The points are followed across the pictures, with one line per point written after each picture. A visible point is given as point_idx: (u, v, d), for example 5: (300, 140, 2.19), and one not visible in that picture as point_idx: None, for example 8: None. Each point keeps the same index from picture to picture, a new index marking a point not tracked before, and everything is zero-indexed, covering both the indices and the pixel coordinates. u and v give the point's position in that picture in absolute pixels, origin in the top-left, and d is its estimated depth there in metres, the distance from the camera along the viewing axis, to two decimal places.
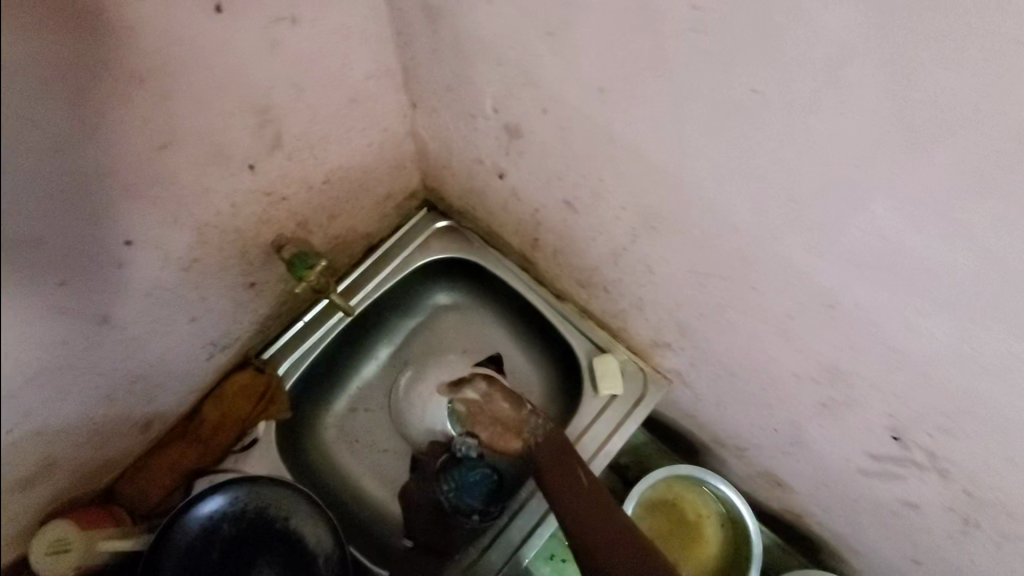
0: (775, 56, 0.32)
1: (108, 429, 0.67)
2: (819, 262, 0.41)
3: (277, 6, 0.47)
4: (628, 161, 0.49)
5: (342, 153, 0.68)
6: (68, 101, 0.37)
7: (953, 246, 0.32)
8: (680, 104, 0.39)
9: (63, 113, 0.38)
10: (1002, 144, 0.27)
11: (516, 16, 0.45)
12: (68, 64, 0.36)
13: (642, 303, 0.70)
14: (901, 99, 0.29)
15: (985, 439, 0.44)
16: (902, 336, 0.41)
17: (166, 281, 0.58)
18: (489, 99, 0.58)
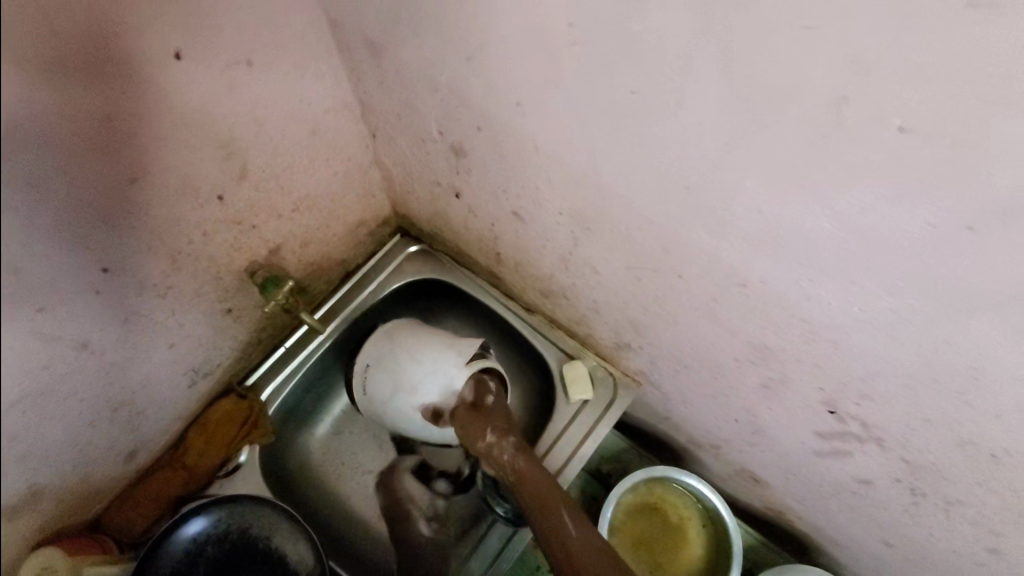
0: (637, 59, 0.37)
1: (94, 457, 0.70)
2: (722, 243, 0.45)
3: (233, 50, 0.53)
4: (553, 166, 0.54)
5: (308, 183, 0.73)
6: (42, 141, 0.42)
7: (815, 213, 0.37)
8: (581, 109, 0.45)
9: (40, 154, 0.42)
10: (817, 116, 0.31)
11: (441, 46, 0.51)
12: (43, 107, 0.41)
13: (597, 305, 0.74)
14: (733, 88, 0.34)
15: (899, 400, 0.47)
16: (805, 306, 0.45)
17: (144, 307, 0.62)
18: (434, 123, 0.64)
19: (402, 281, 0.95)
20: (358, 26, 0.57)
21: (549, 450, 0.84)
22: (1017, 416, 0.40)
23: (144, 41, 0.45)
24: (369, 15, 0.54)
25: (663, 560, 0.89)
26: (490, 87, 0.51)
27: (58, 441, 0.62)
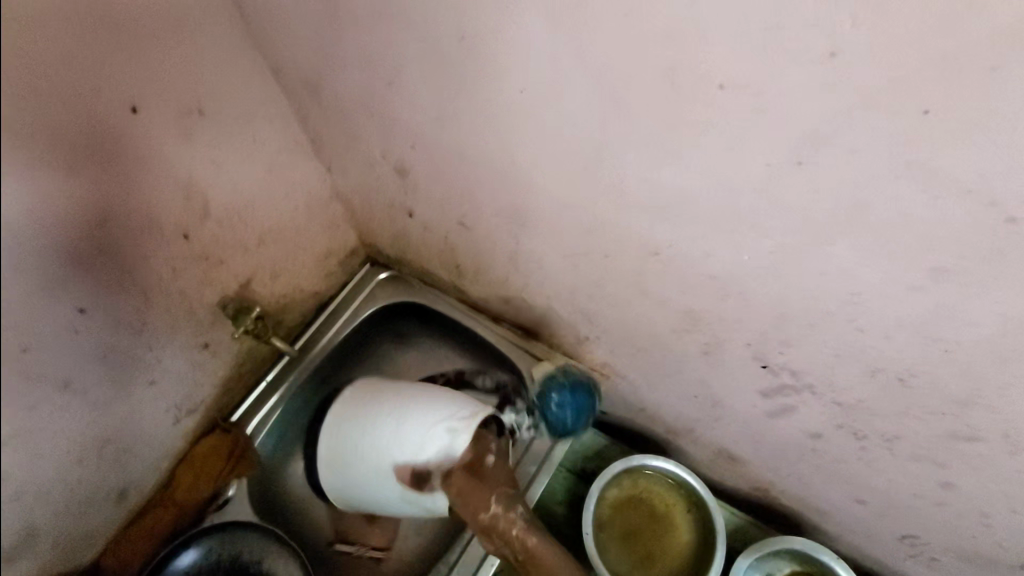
0: (516, 58, 0.44)
1: (86, 500, 0.71)
2: (626, 214, 0.51)
3: (187, 101, 0.59)
4: (478, 169, 0.60)
5: (271, 218, 0.78)
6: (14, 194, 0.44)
7: (682, 172, 0.43)
8: (487, 111, 0.51)
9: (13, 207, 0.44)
10: (659, 84, 0.38)
11: (368, 77, 0.58)
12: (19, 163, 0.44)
13: (551, 301, 0.78)
14: (592, 70, 0.40)
15: (809, 341, 0.52)
16: (707, 262, 0.50)
17: (121, 344, 0.65)
18: (377, 148, 0.70)
19: (376, 306, 1.00)
20: (296, 68, 0.64)
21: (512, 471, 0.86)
22: (901, 331, 0.44)
23: (103, 94, 0.51)
24: (303, 58, 0.62)
25: (655, 550, 0.90)
26: (414, 104, 0.57)
27: (45, 481, 0.64)
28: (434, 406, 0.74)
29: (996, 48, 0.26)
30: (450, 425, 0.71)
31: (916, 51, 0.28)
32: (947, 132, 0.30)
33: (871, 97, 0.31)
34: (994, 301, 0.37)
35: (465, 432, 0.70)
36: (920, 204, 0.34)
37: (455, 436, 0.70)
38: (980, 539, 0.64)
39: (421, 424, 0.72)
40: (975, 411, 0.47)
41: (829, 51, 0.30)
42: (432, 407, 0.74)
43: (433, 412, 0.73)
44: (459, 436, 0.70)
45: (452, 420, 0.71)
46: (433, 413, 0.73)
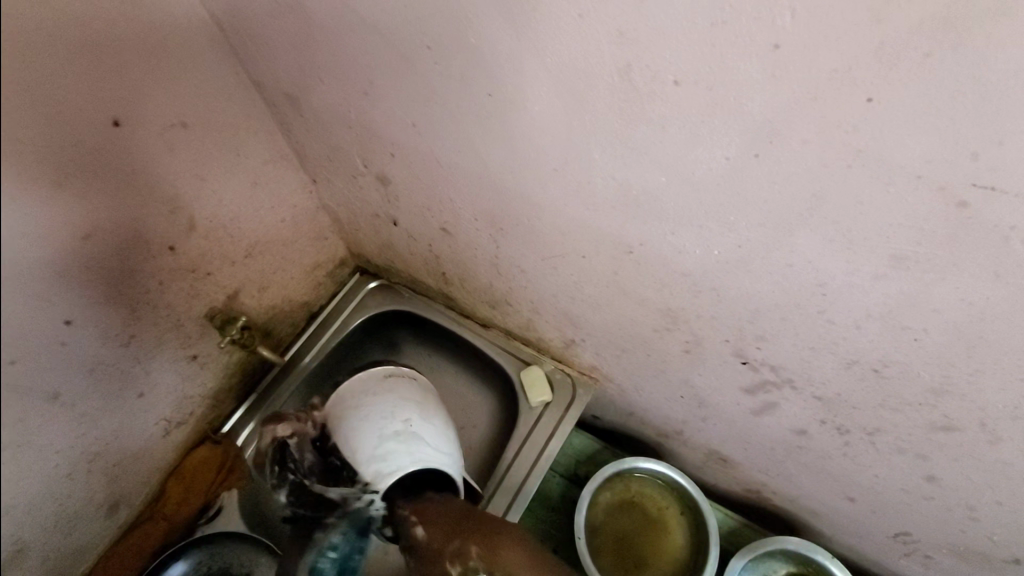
0: (485, 63, 0.45)
1: (74, 514, 0.70)
2: (597, 214, 0.51)
3: (168, 115, 0.59)
4: (454, 174, 0.61)
5: (258, 229, 0.79)
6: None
7: (650, 168, 0.43)
8: (460, 117, 0.52)
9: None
10: (620, 85, 0.39)
11: (345, 88, 0.60)
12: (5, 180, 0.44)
13: (536, 305, 0.78)
14: (556, 74, 0.41)
15: (783, 334, 0.52)
16: (679, 259, 0.50)
17: (110, 357, 0.65)
18: (358, 158, 0.72)
19: (366, 315, 1.00)
20: (277, 82, 0.66)
21: (504, 476, 0.85)
22: (870, 322, 0.44)
23: (87, 110, 0.51)
24: (282, 72, 0.63)
25: (649, 555, 0.90)
26: (390, 114, 0.59)
27: (33, 496, 0.63)
28: (363, 453, 0.69)
29: (927, 36, 0.27)
30: (387, 426, 0.70)
31: (854, 42, 0.29)
32: (891, 120, 0.31)
33: (817, 89, 0.32)
34: (952, 287, 0.38)
35: (388, 428, 0.70)
36: (873, 193, 0.35)
37: (398, 411, 0.72)
38: (969, 533, 0.64)
39: (396, 467, 0.68)
40: (949, 400, 0.48)
41: (772, 45, 0.31)
42: (369, 462, 0.69)
43: (379, 464, 0.68)
44: (398, 406, 0.72)
45: (382, 424, 0.70)
46: (374, 459, 0.69)
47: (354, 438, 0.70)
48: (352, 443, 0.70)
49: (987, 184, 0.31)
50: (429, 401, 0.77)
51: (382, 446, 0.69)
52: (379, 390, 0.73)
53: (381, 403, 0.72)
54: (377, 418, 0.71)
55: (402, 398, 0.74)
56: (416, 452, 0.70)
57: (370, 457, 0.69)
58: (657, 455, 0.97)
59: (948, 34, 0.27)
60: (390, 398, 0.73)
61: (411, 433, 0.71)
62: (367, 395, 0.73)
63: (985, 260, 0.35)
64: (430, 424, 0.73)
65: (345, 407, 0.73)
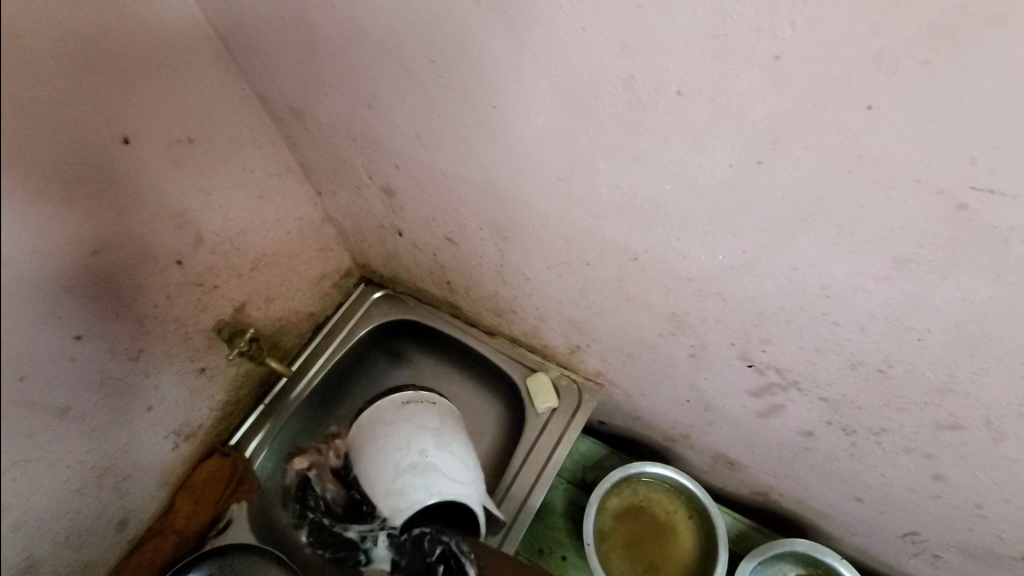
0: (489, 77, 0.46)
1: (84, 529, 0.71)
2: (601, 221, 0.52)
3: (175, 131, 0.60)
4: (458, 184, 0.62)
5: (263, 242, 0.80)
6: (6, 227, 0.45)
7: (654, 176, 0.44)
8: (465, 129, 0.53)
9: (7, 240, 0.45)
10: (623, 95, 0.40)
11: (349, 101, 0.61)
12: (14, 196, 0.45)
13: (541, 312, 0.79)
14: (560, 86, 0.42)
15: (789, 336, 0.52)
16: (684, 264, 0.51)
17: (119, 371, 0.65)
18: (362, 169, 0.72)
19: (371, 326, 1.00)
20: (282, 96, 0.67)
21: (512, 483, 0.85)
22: (874, 322, 0.45)
23: (96, 126, 0.52)
24: (287, 87, 0.65)
25: (658, 559, 0.89)
26: (395, 126, 0.60)
27: (44, 511, 0.63)
28: (382, 487, 0.72)
29: (923, 45, 0.28)
30: (403, 459, 0.72)
31: (852, 51, 0.30)
32: (891, 127, 0.32)
33: (818, 96, 0.33)
34: (954, 288, 0.38)
35: (404, 461, 0.72)
36: (874, 197, 0.36)
37: (415, 441, 0.73)
38: (978, 532, 0.64)
39: (413, 500, 0.70)
40: (954, 399, 0.48)
41: (774, 55, 0.32)
42: (388, 495, 0.72)
43: (396, 498, 0.71)
44: (413, 436, 0.73)
45: (399, 458, 0.72)
46: (392, 493, 0.71)
47: (375, 471, 0.73)
48: (373, 475, 0.73)
49: (986, 186, 0.32)
50: (447, 425, 0.77)
51: (399, 479, 0.71)
52: (396, 420, 0.75)
53: (398, 434, 0.74)
54: (395, 451, 0.73)
55: (419, 426, 0.75)
56: (431, 484, 0.71)
57: (387, 492, 0.72)
58: (664, 459, 0.97)
59: (944, 41, 0.28)
60: (407, 427, 0.74)
61: (427, 465, 0.72)
62: (386, 426, 0.75)
63: (986, 261, 0.35)
64: (446, 453, 0.74)
65: (366, 437, 0.76)
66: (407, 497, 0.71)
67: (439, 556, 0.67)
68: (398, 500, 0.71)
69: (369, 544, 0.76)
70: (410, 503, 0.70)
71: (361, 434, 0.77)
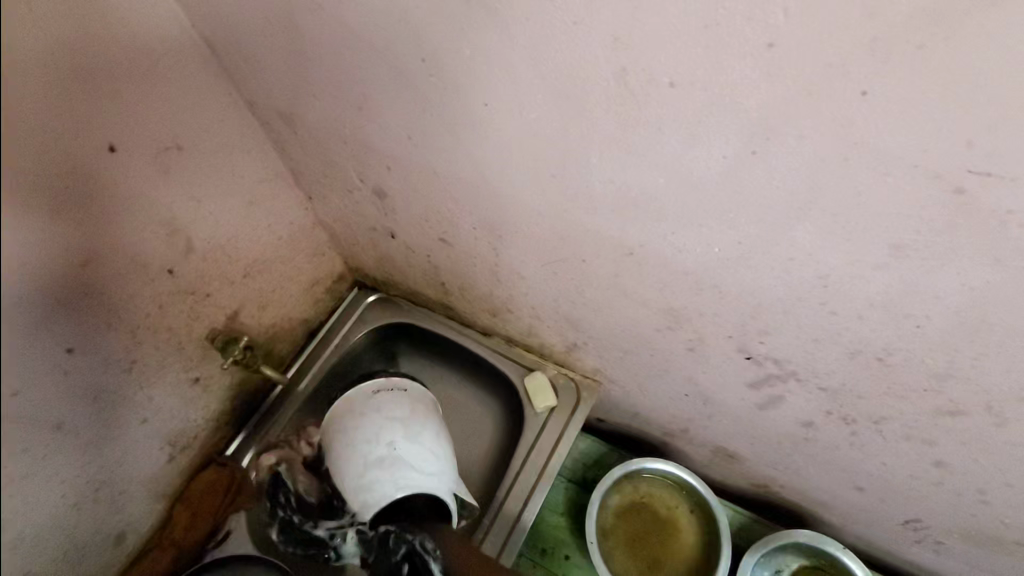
0: (481, 73, 0.45)
1: (81, 545, 0.70)
2: (596, 217, 0.52)
3: (163, 138, 0.59)
4: (451, 184, 0.61)
5: (255, 248, 0.78)
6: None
7: (650, 169, 0.44)
8: (456, 128, 0.53)
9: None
10: (617, 88, 0.39)
11: (337, 103, 0.60)
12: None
13: (537, 311, 0.78)
14: (552, 80, 0.42)
15: (788, 327, 0.52)
16: (681, 257, 0.51)
17: (112, 384, 0.64)
18: (353, 172, 0.72)
19: (366, 329, 1.00)
20: (270, 100, 0.66)
21: (513, 483, 0.84)
22: (873, 310, 0.45)
23: (81, 135, 0.51)
24: (275, 90, 0.64)
25: (662, 555, 0.89)
26: (385, 127, 0.59)
27: (38, 528, 0.62)
28: (351, 482, 0.72)
29: (919, 28, 0.28)
30: (371, 452, 0.71)
31: (848, 36, 0.30)
32: (887, 112, 0.32)
33: (812, 84, 0.33)
34: (952, 273, 0.38)
35: (372, 456, 0.71)
36: (871, 183, 0.36)
37: (384, 434, 0.72)
38: (981, 517, 0.64)
39: (380, 494, 0.70)
40: (954, 385, 0.48)
41: (767, 44, 0.32)
42: (357, 490, 0.71)
43: (365, 493, 0.71)
44: (382, 429, 0.72)
45: (367, 452, 0.71)
46: (361, 488, 0.71)
47: (344, 466, 0.73)
48: (344, 470, 0.73)
49: (983, 169, 0.32)
50: (419, 414, 0.75)
51: (367, 474, 0.71)
52: (365, 412, 0.74)
53: (367, 427, 0.73)
54: (363, 444, 0.72)
55: (387, 419, 0.73)
56: (398, 479, 0.70)
57: (355, 486, 0.71)
58: (664, 455, 0.97)
59: (941, 25, 0.28)
60: (376, 420, 0.73)
61: (394, 459, 0.71)
62: (355, 420, 0.74)
63: (985, 244, 0.35)
64: (415, 444, 0.72)
65: (337, 430, 0.75)
66: (375, 491, 0.70)
67: (404, 555, 0.72)
68: (366, 493, 0.71)
69: (337, 541, 0.81)
70: (377, 499, 0.70)
71: (333, 429, 0.76)
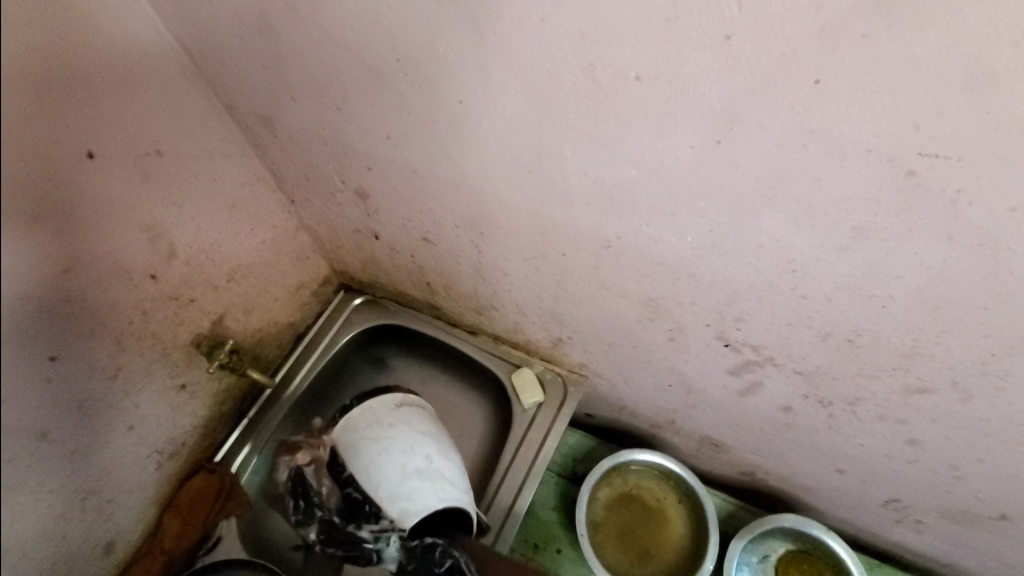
0: (455, 72, 0.46)
1: (68, 556, 0.69)
2: (573, 211, 0.53)
3: (143, 143, 0.60)
4: (431, 182, 0.62)
5: (238, 253, 0.79)
6: None
7: (621, 163, 0.45)
8: (434, 127, 0.54)
9: None
10: (586, 84, 0.41)
11: (317, 105, 0.61)
12: None
13: (521, 307, 0.79)
14: (524, 78, 0.43)
15: (762, 313, 0.54)
16: (656, 248, 0.52)
17: (96, 392, 0.64)
18: (335, 174, 0.72)
19: (354, 332, 1.00)
20: (249, 104, 0.67)
21: (502, 479, 0.85)
22: (839, 293, 0.47)
23: (61, 141, 0.51)
24: (254, 94, 0.65)
25: (651, 545, 0.90)
26: (364, 127, 0.60)
27: (28, 539, 0.62)
28: (386, 490, 0.70)
29: (862, 17, 0.30)
30: (410, 463, 0.70)
31: (796, 28, 0.31)
32: (839, 98, 0.33)
33: (768, 75, 0.34)
34: (911, 252, 0.40)
35: (411, 466, 0.70)
36: (830, 169, 0.37)
37: (419, 447, 0.72)
38: (955, 493, 0.66)
39: (422, 505, 0.69)
40: (920, 363, 0.50)
41: (723, 36, 0.33)
42: (394, 499, 0.69)
43: (404, 503, 0.69)
44: (417, 441, 0.72)
45: (405, 462, 0.70)
46: (398, 496, 0.69)
47: (376, 475, 0.70)
48: (373, 479, 0.71)
49: (931, 152, 0.34)
50: (436, 428, 0.77)
51: (406, 485, 0.69)
52: (396, 424, 0.73)
53: (402, 438, 0.72)
54: (400, 455, 0.71)
55: (420, 432, 0.73)
56: (440, 492, 0.70)
57: (388, 496, 0.70)
58: (651, 446, 0.98)
59: (882, 13, 0.29)
60: (409, 433, 0.73)
61: (434, 471, 0.71)
62: (384, 431, 0.72)
63: (938, 224, 0.37)
64: (448, 459, 0.74)
65: (363, 438, 0.72)
66: (411, 500, 0.69)
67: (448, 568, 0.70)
68: (404, 503, 0.69)
69: (381, 546, 0.73)
70: (416, 508, 0.69)
71: (351, 434, 0.73)
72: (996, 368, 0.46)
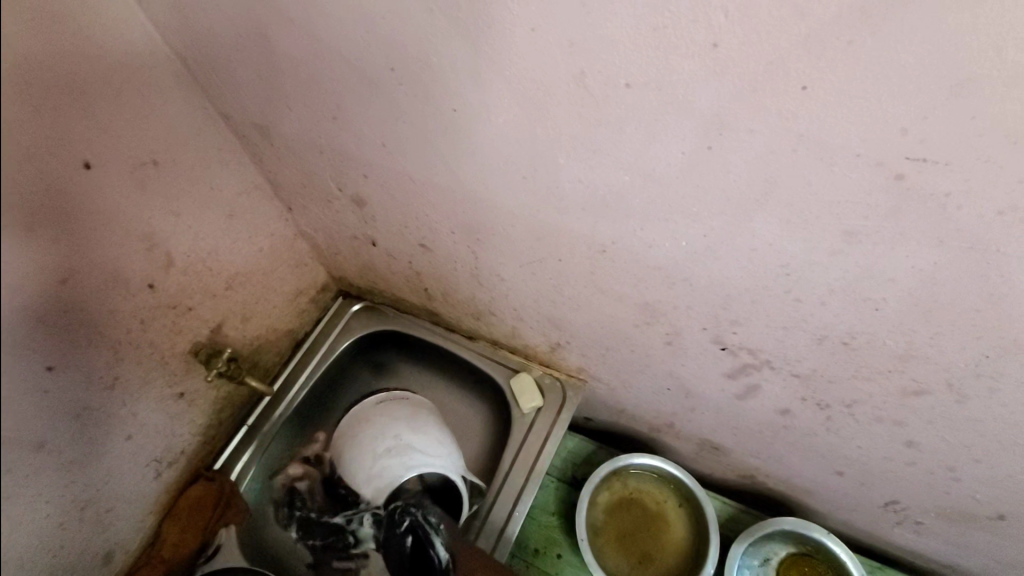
0: (448, 81, 0.47)
1: (67, 566, 0.69)
2: (568, 216, 0.53)
3: (140, 152, 0.60)
4: (426, 189, 0.62)
5: (236, 261, 0.79)
6: None
7: (614, 169, 0.45)
8: (428, 134, 0.54)
9: None
10: (577, 90, 0.41)
11: (312, 113, 0.62)
12: None
13: (518, 312, 0.80)
14: (515, 86, 0.43)
15: (757, 316, 0.54)
16: (651, 253, 0.52)
17: (94, 402, 0.64)
18: (332, 181, 0.73)
19: (352, 338, 1.00)
20: (245, 113, 0.67)
21: (502, 485, 0.85)
22: (834, 296, 0.47)
23: (57, 152, 0.52)
24: (250, 103, 0.65)
25: (651, 549, 0.90)
26: (360, 136, 0.60)
27: (26, 549, 0.62)
28: (363, 473, 0.74)
29: (846, 25, 0.30)
30: (379, 444, 0.73)
31: (784, 35, 0.32)
32: (827, 104, 0.34)
33: (757, 82, 0.34)
34: (903, 255, 0.40)
35: (381, 447, 0.73)
36: (821, 173, 0.38)
37: (390, 428, 0.74)
38: (954, 494, 0.66)
39: (392, 480, 0.71)
40: (916, 364, 0.50)
41: (712, 44, 0.34)
42: (370, 481, 0.73)
43: (377, 482, 0.72)
44: (387, 424, 0.75)
45: (375, 445, 0.74)
46: (374, 477, 0.73)
47: (356, 462, 0.75)
48: (355, 467, 0.75)
49: (919, 156, 0.34)
50: (420, 413, 0.78)
51: (378, 465, 0.73)
52: (369, 412, 0.77)
53: (373, 424, 0.75)
54: (372, 440, 0.74)
55: (392, 415, 0.76)
56: (408, 463, 0.72)
57: (365, 478, 0.74)
58: (651, 449, 0.98)
59: (867, 20, 0.29)
60: (381, 418, 0.76)
61: (402, 446, 0.73)
62: (360, 421, 0.77)
63: (929, 227, 0.37)
64: (420, 432, 0.74)
65: (346, 431, 0.78)
66: (385, 478, 0.72)
67: (408, 527, 0.68)
68: (381, 483, 0.72)
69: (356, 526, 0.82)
70: (388, 484, 0.71)
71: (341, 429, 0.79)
72: (990, 369, 0.46)
